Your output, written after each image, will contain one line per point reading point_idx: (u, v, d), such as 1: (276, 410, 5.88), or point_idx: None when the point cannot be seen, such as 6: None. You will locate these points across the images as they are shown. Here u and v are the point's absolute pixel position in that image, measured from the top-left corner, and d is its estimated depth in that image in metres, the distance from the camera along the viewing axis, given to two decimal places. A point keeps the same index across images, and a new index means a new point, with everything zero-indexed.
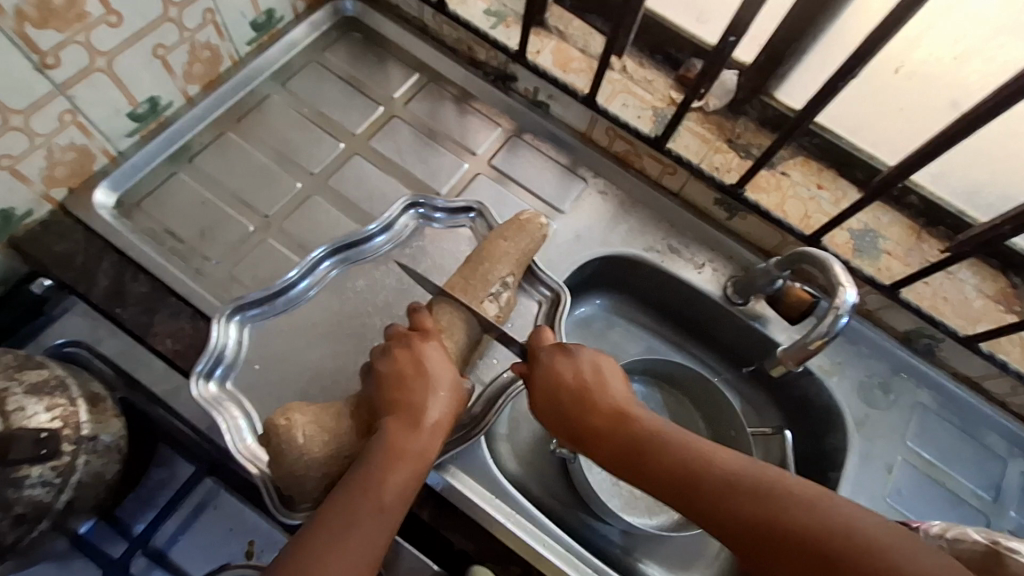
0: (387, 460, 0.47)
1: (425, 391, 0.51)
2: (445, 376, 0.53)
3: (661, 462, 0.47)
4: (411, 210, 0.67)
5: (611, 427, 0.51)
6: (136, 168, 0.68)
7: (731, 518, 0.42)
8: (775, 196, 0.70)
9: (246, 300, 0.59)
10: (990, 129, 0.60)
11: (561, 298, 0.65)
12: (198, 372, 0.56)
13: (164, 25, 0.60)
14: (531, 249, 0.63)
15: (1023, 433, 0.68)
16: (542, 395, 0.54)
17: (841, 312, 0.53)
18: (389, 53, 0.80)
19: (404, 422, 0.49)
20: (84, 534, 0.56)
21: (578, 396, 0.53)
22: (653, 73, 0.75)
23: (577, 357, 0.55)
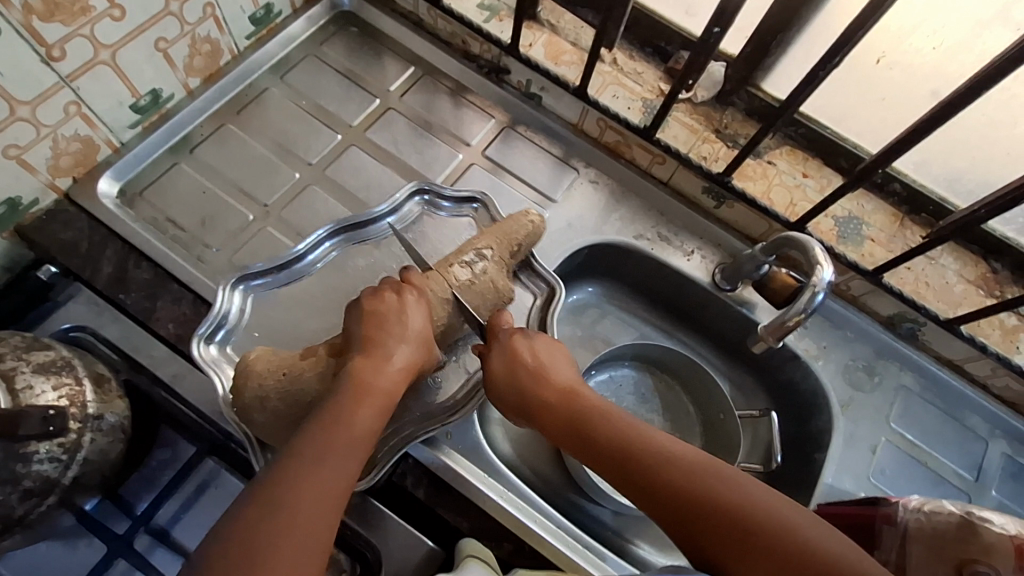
0: (354, 393, 0.51)
1: (393, 337, 0.55)
2: (416, 326, 0.57)
3: (607, 437, 0.51)
4: (417, 196, 0.69)
5: (562, 402, 0.55)
6: (138, 159, 0.69)
7: (662, 484, 0.46)
8: (761, 184, 0.72)
9: (250, 270, 0.62)
10: (969, 118, 0.62)
11: (556, 294, 0.66)
12: (200, 335, 0.59)
13: (166, 18, 0.62)
14: (517, 234, 0.64)
15: (1003, 415, 0.70)
16: (495, 369, 0.57)
17: (818, 290, 0.55)
18: (384, 47, 0.82)
19: (369, 360, 0.53)
20: (90, 511, 0.58)
21: (530, 373, 0.56)
22: (643, 65, 0.77)
23: (531, 340, 0.59)
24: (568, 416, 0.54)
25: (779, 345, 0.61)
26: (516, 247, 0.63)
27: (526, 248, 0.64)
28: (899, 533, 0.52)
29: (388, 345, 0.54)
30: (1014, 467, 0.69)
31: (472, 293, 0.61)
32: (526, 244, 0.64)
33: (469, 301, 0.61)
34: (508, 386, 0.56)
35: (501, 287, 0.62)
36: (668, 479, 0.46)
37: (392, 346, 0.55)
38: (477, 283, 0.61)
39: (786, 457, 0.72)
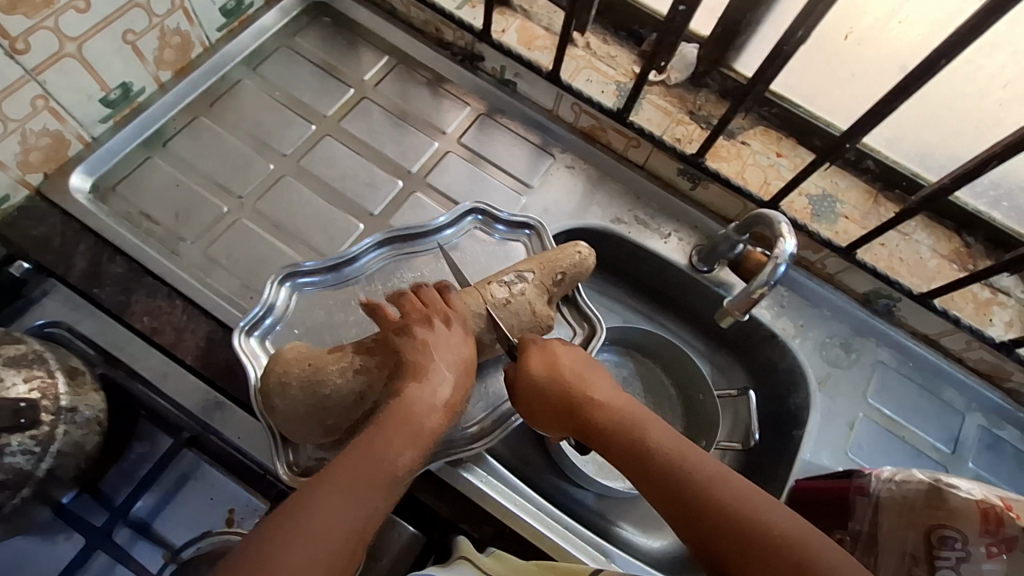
0: (396, 426, 0.47)
1: (441, 366, 0.51)
2: (461, 355, 0.53)
3: (646, 452, 0.48)
4: (474, 216, 0.69)
5: (601, 414, 0.52)
6: (110, 153, 0.69)
7: (698, 504, 0.44)
8: (735, 164, 0.72)
9: (301, 268, 0.62)
10: (937, 91, 0.63)
11: (597, 332, 0.65)
12: (242, 326, 0.59)
13: (133, 10, 0.62)
14: (565, 266, 0.61)
15: (980, 388, 0.71)
16: (526, 380, 0.54)
17: (780, 261, 0.56)
18: (359, 37, 0.82)
19: (416, 390, 0.49)
20: (67, 504, 0.57)
21: (563, 386, 0.53)
22: (616, 49, 0.77)
23: (567, 351, 0.56)
24: (602, 431, 0.51)
25: (745, 317, 0.62)
26: (558, 276, 0.61)
27: (571, 278, 0.62)
28: (871, 504, 0.52)
29: (433, 376, 0.51)
30: (991, 439, 0.69)
31: (506, 313, 0.59)
32: (570, 274, 0.61)
33: (505, 318, 0.59)
34: (539, 399, 0.54)
35: (538, 311, 0.60)
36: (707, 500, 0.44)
37: (439, 378, 0.51)
38: (513, 302, 0.59)
39: (766, 434, 0.72)
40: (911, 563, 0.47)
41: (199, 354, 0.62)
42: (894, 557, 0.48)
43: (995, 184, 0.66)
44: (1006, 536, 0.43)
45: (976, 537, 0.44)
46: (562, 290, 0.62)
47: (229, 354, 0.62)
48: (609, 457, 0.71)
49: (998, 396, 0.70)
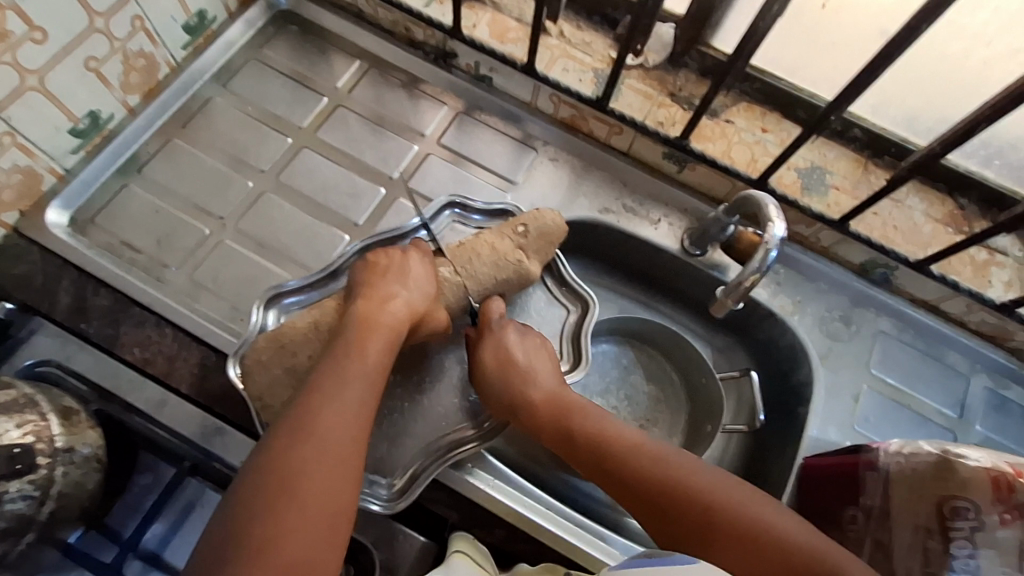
0: (362, 333, 0.51)
1: (397, 283, 0.56)
2: (422, 284, 0.57)
3: (592, 436, 0.52)
4: (450, 210, 0.67)
5: (548, 399, 0.55)
6: (86, 184, 0.68)
7: (638, 480, 0.49)
8: (720, 144, 0.71)
9: (285, 286, 0.61)
10: (917, 54, 0.62)
11: (590, 311, 0.65)
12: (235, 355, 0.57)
13: (93, 36, 0.60)
14: (526, 221, 0.62)
15: (982, 349, 0.70)
16: (479, 368, 0.57)
17: (770, 246, 0.55)
18: (329, 43, 0.80)
19: (376, 307, 0.53)
20: (74, 543, 0.57)
21: (507, 374, 0.55)
22: (591, 35, 0.75)
23: (513, 337, 0.58)
24: (545, 414, 0.55)
25: (739, 306, 0.61)
26: (519, 228, 0.62)
27: (533, 232, 0.62)
28: (881, 478, 0.52)
29: (391, 294, 0.54)
30: (997, 400, 0.69)
31: (460, 252, 0.61)
32: (533, 227, 0.62)
33: (459, 258, 0.61)
34: (491, 391, 0.56)
35: (498, 248, 0.61)
36: (628, 468, 0.50)
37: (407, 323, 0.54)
38: (469, 245, 0.61)
39: (771, 413, 0.72)
40: (924, 536, 0.47)
41: (194, 381, 0.61)
42: (907, 530, 0.49)
43: (985, 144, 0.65)
44: (1017, 502, 0.42)
45: (989, 505, 0.44)
46: (530, 244, 0.62)
47: (224, 378, 0.61)
48: None
49: (1002, 356, 0.70)
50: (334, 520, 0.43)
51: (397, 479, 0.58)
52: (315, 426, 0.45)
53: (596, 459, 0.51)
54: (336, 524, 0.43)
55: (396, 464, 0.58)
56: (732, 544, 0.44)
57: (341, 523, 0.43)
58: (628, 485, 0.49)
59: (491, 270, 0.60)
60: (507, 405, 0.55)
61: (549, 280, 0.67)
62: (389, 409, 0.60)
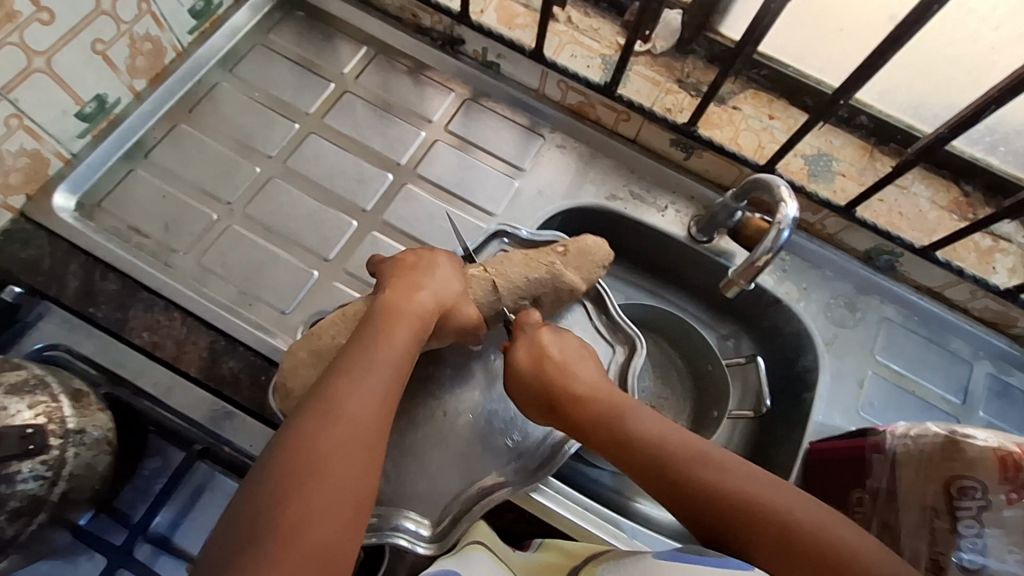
0: (386, 323, 0.50)
1: (425, 275, 0.56)
2: (451, 281, 0.56)
3: (645, 439, 0.51)
4: (497, 240, 0.66)
5: (595, 400, 0.54)
6: (92, 169, 0.67)
7: (698, 488, 0.47)
8: (728, 130, 0.71)
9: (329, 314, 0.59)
10: (924, 40, 0.62)
11: (637, 351, 0.64)
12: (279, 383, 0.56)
13: (100, 18, 0.60)
14: (567, 244, 0.62)
15: (986, 336, 0.71)
16: (515, 365, 0.56)
17: (784, 226, 0.55)
18: (335, 29, 0.80)
19: (399, 299, 0.53)
20: (85, 526, 0.57)
21: (542, 368, 0.55)
22: (598, 21, 0.76)
23: (550, 334, 0.57)
24: (575, 407, 0.54)
25: (751, 287, 0.61)
26: (560, 249, 0.62)
27: (573, 253, 0.61)
28: (888, 460, 0.53)
29: (416, 289, 0.54)
30: (999, 386, 0.70)
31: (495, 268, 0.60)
32: (572, 246, 0.62)
33: (495, 267, 0.60)
34: (526, 390, 0.55)
35: (533, 259, 0.61)
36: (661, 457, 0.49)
37: (427, 296, 0.54)
38: (507, 260, 0.61)
39: (776, 400, 0.72)
40: (931, 515, 0.48)
41: (203, 365, 0.61)
42: (914, 511, 0.49)
43: (992, 130, 0.66)
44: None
45: (996, 485, 0.44)
46: (570, 261, 0.61)
47: (234, 362, 0.61)
48: None
49: (1005, 342, 0.70)
50: (354, 512, 0.42)
51: (439, 517, 0.56)
52: (330, 413, 0.44)
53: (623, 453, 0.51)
54: (358, 517, 0.42)
55: (436, 501, 0.57)
56: (778, 542, 0.44)
57: (362, 514, 0.42)
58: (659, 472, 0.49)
59: (526, 281, 0.60)
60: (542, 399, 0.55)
61: (593, 314, 0.66)
62: (434, 441, 0.59)
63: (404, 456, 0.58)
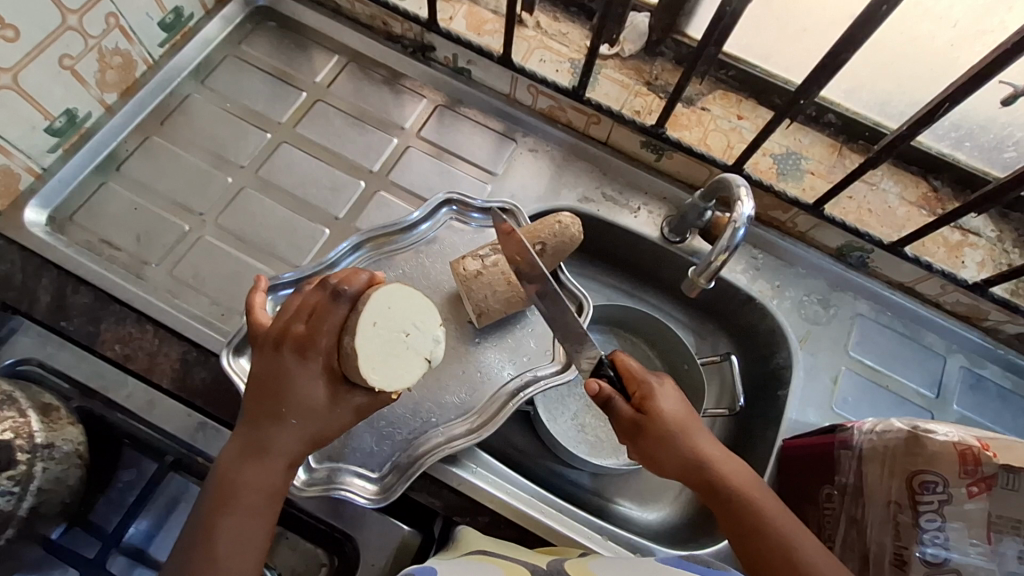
0: (220, 497, 0.48)
1: (281, 397, 0.49)
2: (307, 393, 0.49)
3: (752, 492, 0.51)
4: (446, 207, 0.68)
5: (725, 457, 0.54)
6: (63, 183, 0.68)
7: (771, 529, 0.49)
8: (696, 131, 0.72)
9: (281, 280, 0.61)
10: (885, 36, 0.62)
11: (584, 310, 0.65)
12: (230, 346, 0.58)
13: (67, 33, 0.60)
14: (543, 235, 0.60)
15: (958, 329, 0.71)
16: (660, 418, 0.54)
17: (739, 225, 0.55)
18: (308, 39, 0.80)
19: (246, 459, 0.49)
20: (57, 539, 0.57)
21: (685, 428, 0.54)
22: (567, 26, 0.77)
23: (673, 391, 0.56)
24: (711, 481, 0.52)
25: (712, 287, 0.61)
26: (537, 246, 0.60)
27: (551, 250, 0.61)
28: (855, 456, 0.53)
29: (261, 427, 0.49)
30: (973, 379, 0.70)
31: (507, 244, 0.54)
32: (551, 245, 0.61)
33: (477, 290, 0.60)
34: (669, 455, 0.53)
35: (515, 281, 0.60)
36: (782, 529, 0.49)
37: (288, 401, 0.49)
38: (486, 274, 0.60)
39: (752, 398, 0.73)
40: (895, 510, 0.48)
41: (175, 376, 0.61)
42: (879, 506, 0.49)
43: (956, 126, 0.66)
44: (984, 474, 0.43)
45: (956, 479, 0.45)
46: (546, 263, 0.62)
47: (206, 373, 0.62)
48: (600, 435, 0.71)
49: (977, 335, 0.71)
50: None
51: (385, 474, 0.58)
52: (203, 535, 0.47)
53: (749, 531, 0.49)
54: None
55: (381, 457, 0.58)
56: None
57: None
58: (783, 552, 0.48)
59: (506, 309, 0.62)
60: (683, 468, 0.53)
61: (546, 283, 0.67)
62: (390, 426, 0.60)
63: (355, 436, 0.59)
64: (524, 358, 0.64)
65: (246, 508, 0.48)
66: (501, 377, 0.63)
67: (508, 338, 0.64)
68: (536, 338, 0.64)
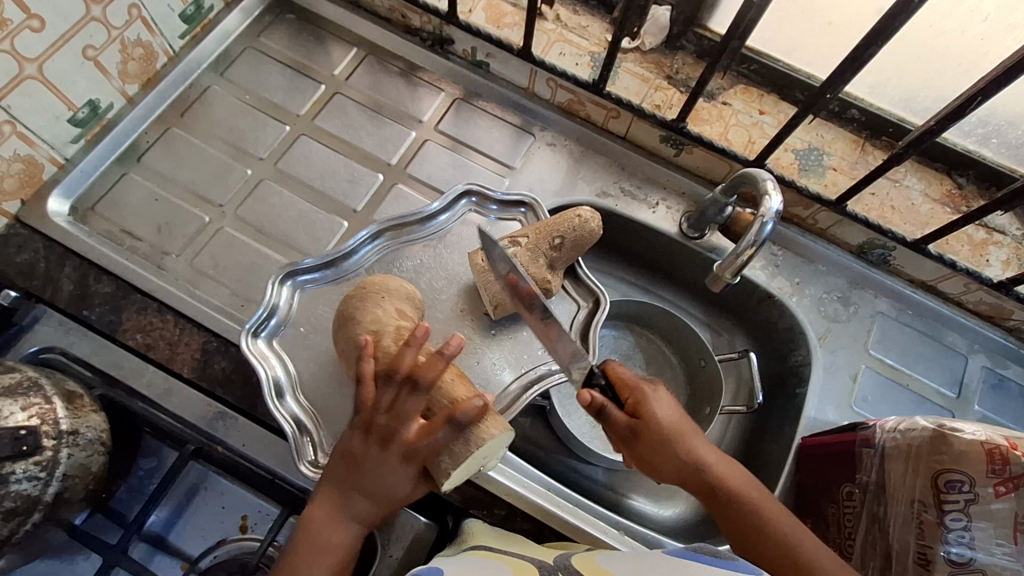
0: (300, 554, 0.50)
1: (370, 484, 0.51)
2: (393, 488, 0.52)
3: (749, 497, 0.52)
4: (465, 199, 0.68)
5: (721, 462, 0.54)
6: (85, 173, 0.68)
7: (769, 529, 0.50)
8: (717, 126, 0.71)
9: (301, 265, 0.62)
10: (911, 30, 0.61)
11: (599, 306, 0.64)
12: (249, 329, 0.59)
13: (91, 24, 0.61)
14: (562, 230, 0.60)
15: (980, 329, 0.70)
16: (658, 424, 0.54)
17: (766, 219, 0.55)
18: (327, 31, 0.80)
19: (335, 524, 0.51)
20: (81, 525, 0.58)
21: (681, 433, 0.54)
22: (587, 19, 0.76)
23: (666, 396, 0.56)
24: (712, 485, 0.53)
25: (736, 283, 0.61)
26: (555, 241, 0.60)
27: (569, 245, 0.61)
28: (877, 454, 0.52)
29: (348, 501, 0.51)
30: (995, 379, 0.69)
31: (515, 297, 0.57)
32: (569, 239, 0.60)
33: (494, 282, 0.60)
34: (667, 460, 0.54)
35: (532, 274, 0.60)
36: (787, 529, 0.50)
37: (381, 484, 0.51)
38: None
39: (769, 396, 0.72)
40: (920, 509, 0.48)
41: (195, 365, 0.62)
42: (903, 504, 0.49)
43: (983, 122, 0.65)
44: (1012, 474, 0.42)
45: (983, 478, 0.44)
46: (564, 257, 0.62)
47: (226, 363, 0.62)
48: None
49: (1000, 335, 0.70)
50: None
51: None
52: None
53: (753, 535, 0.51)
54: None
55: None
56: None
57: None
58: (790, 552, 0.49)
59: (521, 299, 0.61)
60: (681, 473, 0.54)
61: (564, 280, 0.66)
62: None
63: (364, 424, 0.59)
64: (541, 352, 0.63)
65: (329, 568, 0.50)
66: (512, 372, 0.62)
67: (525, 330, 0.64)
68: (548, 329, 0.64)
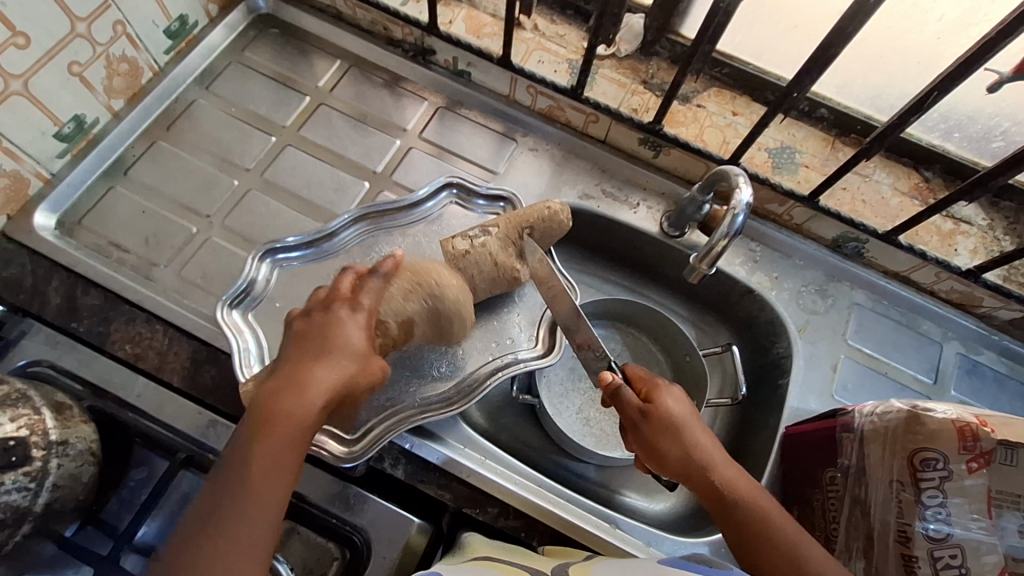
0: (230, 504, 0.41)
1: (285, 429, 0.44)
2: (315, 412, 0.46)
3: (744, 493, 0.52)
4: (447, 192, 0.70)
5: (716, 456, 0.54)
6: (72, 188, 0.69)
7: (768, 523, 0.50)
8: (693, 127, 0.73)
9: (281, 243, 0.64)
10: (871, 32, 0.64)
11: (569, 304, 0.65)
12: (226, 300, 0.61)
13: (75, 40, 0.62)
14: (530, 220, 0.62)
15: (953, 316, 0.73)
16: (666, 411, 0.56)
17: (737, 212, 0.57)
18: (310, 44, 0.82)
19: (254, 464, 0.43)
20: (71, 537, 0.57)
21: (687, 423, 0.55)
22: (565, 28, 0.79)
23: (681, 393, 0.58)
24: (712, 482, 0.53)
25: (711, 273, 0.63)
26: (526, 230, 0.62)
27: (539, 236, 0.63)
28: (857, 438, 0.54)
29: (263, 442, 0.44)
30: (970, 364, 0.71)
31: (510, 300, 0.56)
32: (539, 230, 0.62)
33: (465, 270, 0.61)
34: (669, 443, 0.54)
35: (501, 263, 0.61)
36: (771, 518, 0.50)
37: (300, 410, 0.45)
38: (473, 253, 0.61)
39: (754, 388, 0.74)
40: (898, 488, 0.49)
41: (185, 374, 0.62)
42: (882, 484, 0.51)
43: (944, 118, 0.68)
44: (983, 450, 0.44)
45: (956, 455, 0.46)
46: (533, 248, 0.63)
47: (216, 371, 0.63)
48: (605, 428, 0.72)
49: (972, 322, 0.72)
50: None
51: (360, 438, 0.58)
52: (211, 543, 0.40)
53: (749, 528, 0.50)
54: None
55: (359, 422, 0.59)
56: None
57: None
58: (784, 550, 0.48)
59: (490, 285, 0.62)
60: (683, 465, 0.54)
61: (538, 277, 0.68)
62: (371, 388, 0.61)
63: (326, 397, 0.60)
64: (518, 337, 0.65)
65: (240, 549, 0.41)
66: (482, 356, 0.64)
67: (503, 317, 0.66)
68: (521, 313, 0.66)
